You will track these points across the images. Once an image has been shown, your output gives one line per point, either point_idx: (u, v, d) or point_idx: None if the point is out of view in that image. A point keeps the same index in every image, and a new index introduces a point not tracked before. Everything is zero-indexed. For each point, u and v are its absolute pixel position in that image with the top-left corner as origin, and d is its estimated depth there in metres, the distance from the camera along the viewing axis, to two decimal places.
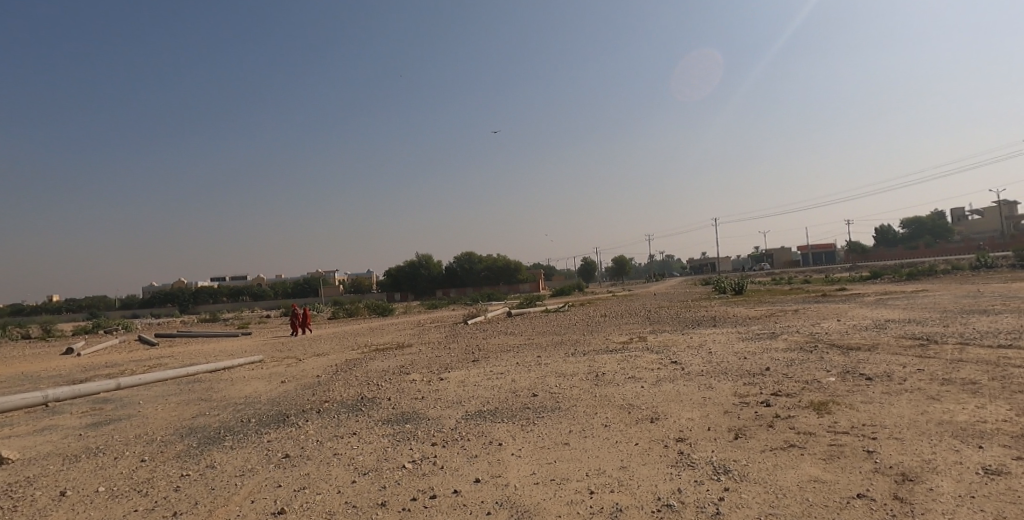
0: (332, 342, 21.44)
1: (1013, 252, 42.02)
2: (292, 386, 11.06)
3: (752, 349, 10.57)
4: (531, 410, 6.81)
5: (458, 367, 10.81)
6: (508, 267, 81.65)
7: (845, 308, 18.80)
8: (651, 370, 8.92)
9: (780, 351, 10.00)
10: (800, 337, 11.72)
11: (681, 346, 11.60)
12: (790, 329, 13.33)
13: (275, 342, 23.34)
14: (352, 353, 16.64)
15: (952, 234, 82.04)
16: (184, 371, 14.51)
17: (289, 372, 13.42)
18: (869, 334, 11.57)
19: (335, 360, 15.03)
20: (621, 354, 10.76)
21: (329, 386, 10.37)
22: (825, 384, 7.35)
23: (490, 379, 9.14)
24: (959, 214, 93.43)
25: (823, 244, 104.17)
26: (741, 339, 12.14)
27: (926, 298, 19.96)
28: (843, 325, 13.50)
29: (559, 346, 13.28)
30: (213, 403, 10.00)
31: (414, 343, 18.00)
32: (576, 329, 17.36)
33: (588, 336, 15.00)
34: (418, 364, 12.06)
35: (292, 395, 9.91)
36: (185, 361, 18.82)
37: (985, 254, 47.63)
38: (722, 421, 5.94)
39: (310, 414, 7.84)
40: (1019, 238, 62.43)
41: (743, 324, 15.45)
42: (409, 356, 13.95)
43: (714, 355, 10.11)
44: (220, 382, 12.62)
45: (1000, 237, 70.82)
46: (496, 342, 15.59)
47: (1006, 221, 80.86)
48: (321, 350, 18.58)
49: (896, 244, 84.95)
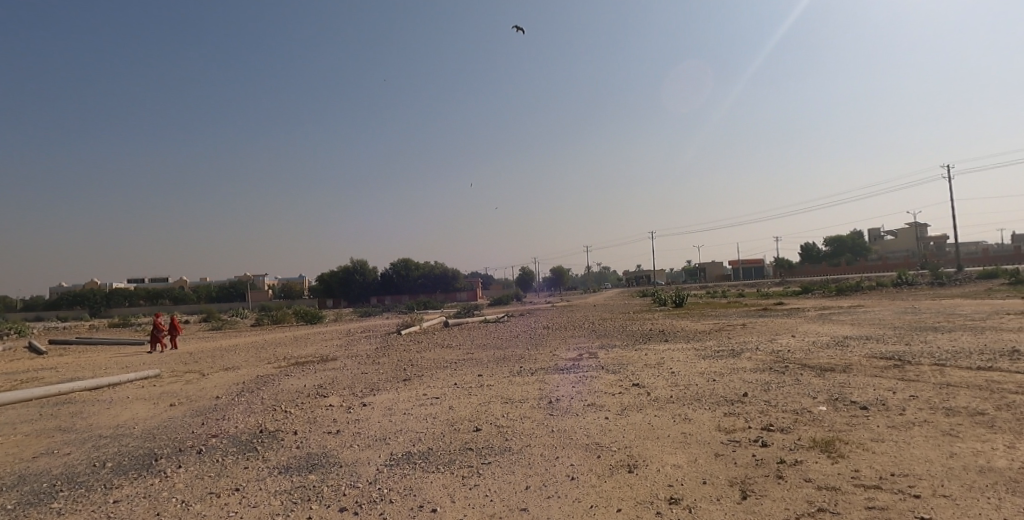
0: (248, 353, 18.93)
1: (930, 274, 44.71)
2: (180, 412, 8.94)
3: (717, 369, 9.59)
4: (476, 454, 5.32)
5: (387, 389, 9.14)
6: (448, 275, 79.58)
7: (792, 323, 18.52)
8: (613, 395, 7.65)
9: (749, 373, 9.04)
10: (763, 355, 10.91)
11: (639, 364, 10.49)
12: (749, 346, 12.54)
13: (182, 354, 20.45)
14: (267, 367, 14.42)
15: (868, 253, 87.89)
16: (54, 388, 11.81)
17: (184, 392, 11.15)
18: (832, 353, 10.91)
19: (244, 377, 12.81)
20: (575, 374, 9.50)
21: (225, 412, 8.38)
22: (818, 416, 6.35)
23: (425, 405, 7.57)
24: (875, 233, 100.50)
25: (755, 260, 108.99)
26: (702, 356, 11.19)
27: (869, 314, 20.11)
28: (800, 342, 12.88)
29: (504, 362, 11.83)
30: (68, 435, 7.76)
31: (341, 356, 15.95)
32: (522, 343, 15.97)
33: (535, 351, 13.68)
34: (340, 383, 10.24)
35: (176, 424, 7.84)
36: (64, 375, 15.81)
37: (903, 272, 50.53)
38: (716, 469, 4.73)
39: (186, 457, 5.95)
40: (929, 260, 67.31)
41: (697, 339, 14.71)
42: (332, 372, 12.03)
43: (679, 376, 9.00)
44: (92, 404, 10.18)
45: (912, 257, 76.29)
46: (433, 357, 13.94)
47: (915, 243, 87.46)
48: (232, 363, 16.17)
49: (821, 261, 89.84)
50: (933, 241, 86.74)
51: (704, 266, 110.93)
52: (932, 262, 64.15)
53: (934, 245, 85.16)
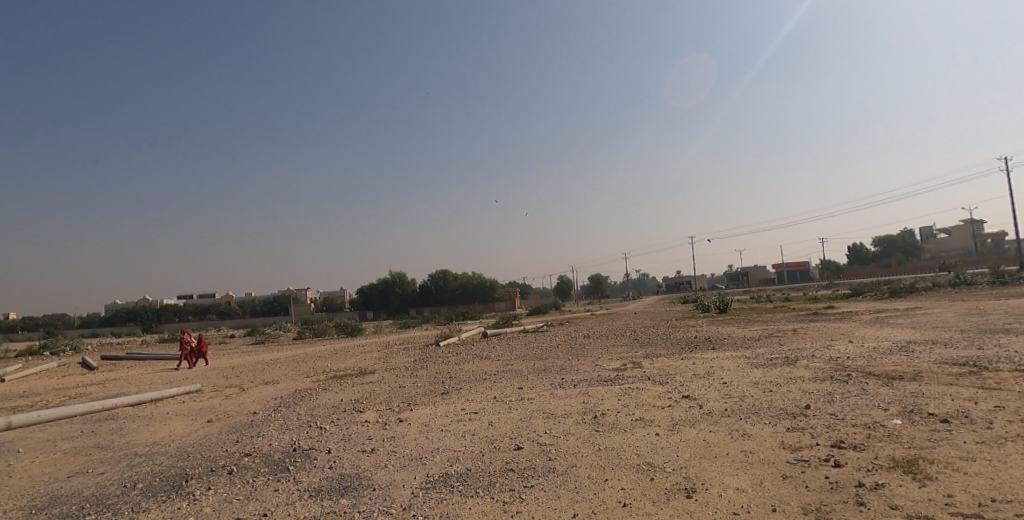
0: (287, 367, 19.10)
1: (994, 272, 41.86)
2: (216, 428, 8.89)
3: (772, 378, 8.93)
4: (517, 476, 4.94)
5: (424, 403, 8.88)
6: (483, 286, 79.62)
7: (847, 327, 17.42)
8: (661, 409, 7.15)
9: (808, 383, 8.36)
10: (820, 363, 10.15)
11: (687, 374, 9.91)
12: (803, 353, 11.74)
13: (225, 368, 20.84)
14: (305, 381, 14.42)
15: (921, 252, 83.40)
16: (100, 404, 12.06)
17: (223, 407, 11.18)
18: (898, 359, 10.06)
19: (282, 391, 12.81)
20: (619, 386, 9.02)
21: (261, 429, 8.28)
22: (894, 430, 5.72)
23: (462, 421, 7.25)
24: (927, 232, 95.36)
25: (798, 263, 104.97)
26: (754, 365, 10.50)
27: (931, 316, 18.75)
28: (860, 348, 11.99)
29: (543, 374, 11.44)
30: (108, 453, 7.78)
31: (378, 369, 15.85)
32: (560, 353, 15.51)
33: (574, 361, 13.21)
34: (376, 398, 10.05)
35: (211, 442, 7.75)
36: (114, 390, 16.26)
37: (963, 271, 47.52)
38: (785, 494, 4.22)
39: (217, 478, 5.79)
40: (989, 258, 63.21)
41: (745, 346, 13.94)
42: (369, 386, 11.89)
43: (732, 387, 8.40)
44: (134, 421, 10.30)
45: (970, 255, 71.94)
46: (470, 369, 13.66)
47: (972, 240, 82.54)
48: (272, 377, 16.31)
49: (869, 262, 85.76)
50: (993, 237, 81.61)
51: (744, 270, 107.59)
52: (993, 260, 60.22)
53: (993, 242, 80.12)
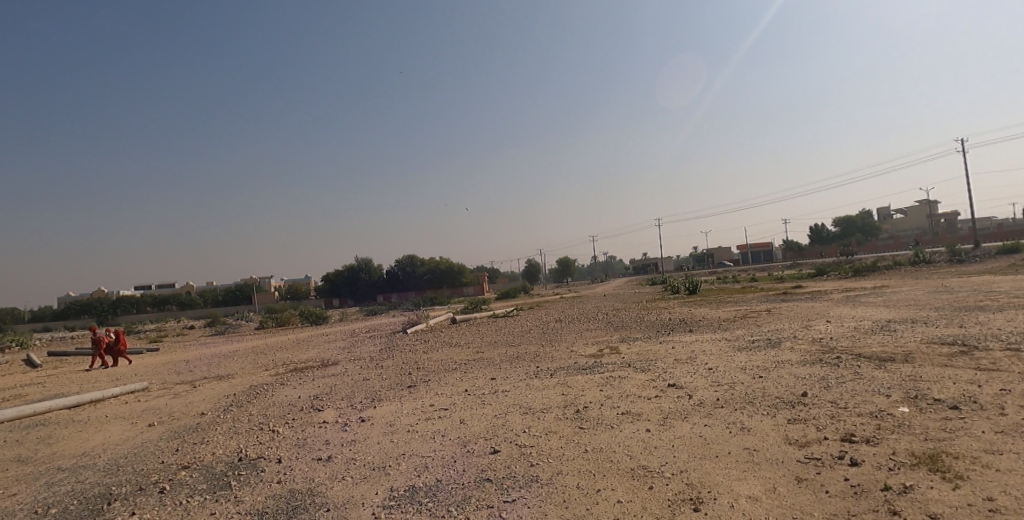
0: (246, 360, 17.94)
1: (948, 250, 43.35)
2: (156, 434, 7.91)
3: (758, 363, 8.49)
4: (497, 488, 4.26)
5: (390, 399, 8.12)
6: (453, 270, 78.64)
7: (821, 307, 17.35)
8: (648, 401, 6.59)
9: (797, 367, 7.94)
10: (804, 345, 9.78)
11: (669, 360, 9.41)
12: (784, 334, 11.42)
13: (178, 362, 19.48)
14: (262, 376, 13.40)
15: (879, 232, 86.28)
16: (27, 407, 10.80)
17: (168, 408, 10.13)
18: (883, 340, 9.77)
19: (236, 388, 11.80)
20: (599, 374, 8.43)
21: (205, 434, 7.36)
22: (903, 419, 5.29)
23: (432, 421, 6.51)
24: (884, 213, 98.72)
25: (762, 245, 107.46)
26: (737, 348, 10.08)
27: (900, 295, 18.93)
28: (840, 328, 11.75)
29: (517, 362, 10.79)
30: (23, 467, 6.73)
31: (343, 360, 14.95)
32: (534, 339, 14.91)
33: (549, 348, 12.62)
34: (338, 393, 9.21)
35: (147, 451, 6.79)
36: (51, 390, 14.84)
37: (920, 249, 49.07)
38: (806, 503, 3.67)
39: (142, 499, 4.90)
40: (943, 237, 65.65)
41: (723, 328, 13.63)
42: (330, 380, 11.01)
43: (719, 374, 7.91)
44: (65, 427, 9.18)
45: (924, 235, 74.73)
46: (440, 358, 12.92)
47: (926, 221, 85.83)
48: (228, 372, 15.17)
49: (830, 242, 88.27)
50: (945, 217, 84.93)
51: (711, 252, 109.47)
52: (947, 239, 62.54)
53: (945, 222, 83.47)
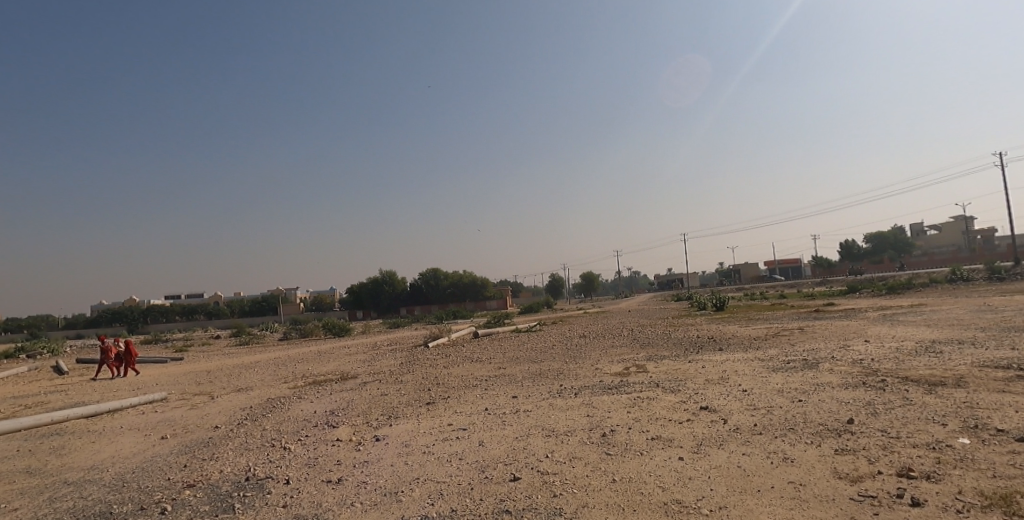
0: (266, 372, 17.90)
1: (989, 268, 41.51)
2: (169, 447, 7.75)
3: (796, 385, 7.97)
4: None
5: (407, 416, 7.84)
6: (474, 284, 78.59)
7: (857, 325, 16.57)
8: (679, 425, 6.17)
9: (839, 390, 7.41)
10: (844, 367, 9.19)
11: (699, 380, 8.93)
12: (821, 355, 10.82)
13: (200, 373, 19.57)
14: (280, 388, 13.27)
15: (912, 249, 83.48)
16: (47, 416, 10.81)
17: (183, 420, 10.02)
18: (931, 362, 9.11)
19: (254, 401, 11.67)
20: (626, 395, 8.01)
21: (217, 449, 7.17)
22: (966, 452, 4.77)
23: (449, 441, 6.19)
24: (917, 229, 95.63)
25: (789, 261, 104.97)
26: (772, 369, 9.55)
27: (942, 314, 17.99)
28: (882, 349, 11.08)
29: (538, 379, 10.42)
30: (34, 480, 6.61)
31: (361, 374, 14.74)
32: (556, 355, 14.50)
33: (572, 365, 12.20)
34: (354, 409, 8.97)
35: (156, 466, 6.61)
36: (75, 398, 14.97)
37: (958, 267, 47.16)
38: None
39: None
40: (981, 254, 63.13)
41: (754, 347, 13.05)
42: (348, 395, 10.79)
43: (755, 396, 7.43)
44: (82, 437, 9.12)
45: (961, 251, 71.96)
46: (460, 373, 12.62)
47: (963, 237, 82.73)
48: (247, 383, 15.12)
49: (861, 259, 85.72)
50: (982, 233, 81.80)
51: (736, 268, 107.39)
52: (986, 256, 60.04)
53: (983, 238, 80.37)
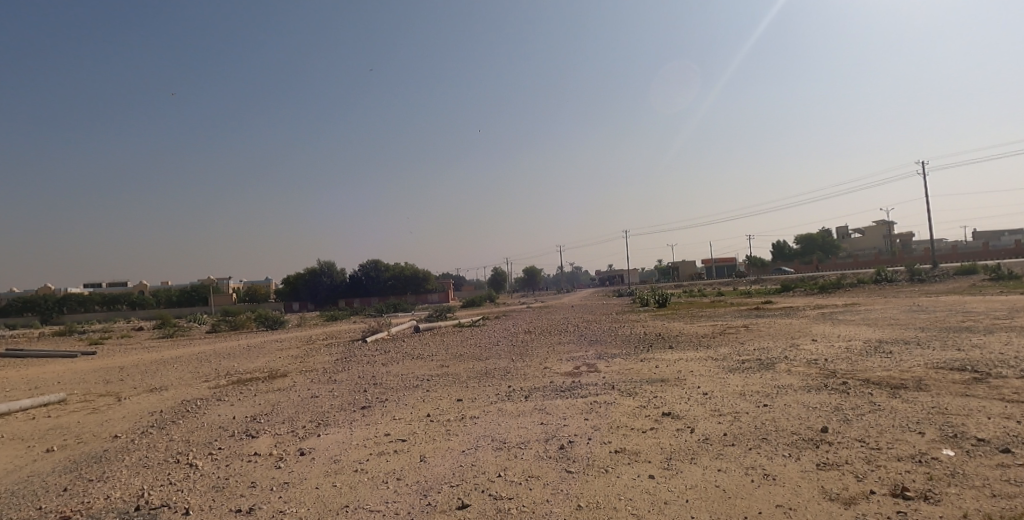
0: (185, 369, 16.18)
1: (907, 270, 44.41)
2: (44, 464, 6.41)
3: (757, 388, 7.63)
4: None
5: (339, 424, 6.88)
6: (417, 277, 76.83)
7: (799, 324, 16.85)
8: (645, 435, 5.58)
9: (802, 394, 7.09)
10: (800, 368, 8.98)
11: (656, 382, 8.46)
12: (774, 354, 10.66)
13: (109, 370, 17.49)
14: (199, 389, 11.83)
15: (839, 251, 88.81)
16: None
17: (76, 427, 8.55)
18: (884, 363, 9.03)
19: (165, 403, 10.26)
20: (582, 398, 7.41)
21: (104, 467, 5.94)
22: (954, 465, 4.41)
23: (386, 457, 5.32)
24: (844, 232, 101.93)
25: (727, 260, 109.57)
26: (727, 370, 9.24)
27: (875, 313, 18.68)
28: (830, 348, 11.05)
29: (486, 380, 9.66)
30: None
31: (293, 372, 13.48)
32: (504, 353, 13.79)
33: (521, 363, 11.54)
34: (279, 414, 7.89)
35: (21, 490, 5.33)
36: None
37: (881, 268, 50.19)
38: None
39: None
40: (900, 257, 67.85)
41: (705, 345, 12.86)
42: (274, 397, 9.64)
43: (717, 401, 6.99)
44: None
45: (883, 254, 77.05)
46: (401, 372, 11.69)
47: (885, 241, 88.80)
48: (161, 382, 13.48)
49: (793, 259, 90.35)
50: (900, 237, 88.02)
51: (678, 265, 110.88)
52: (905, 259, 64.51)
53: (901, 242, 86.49)
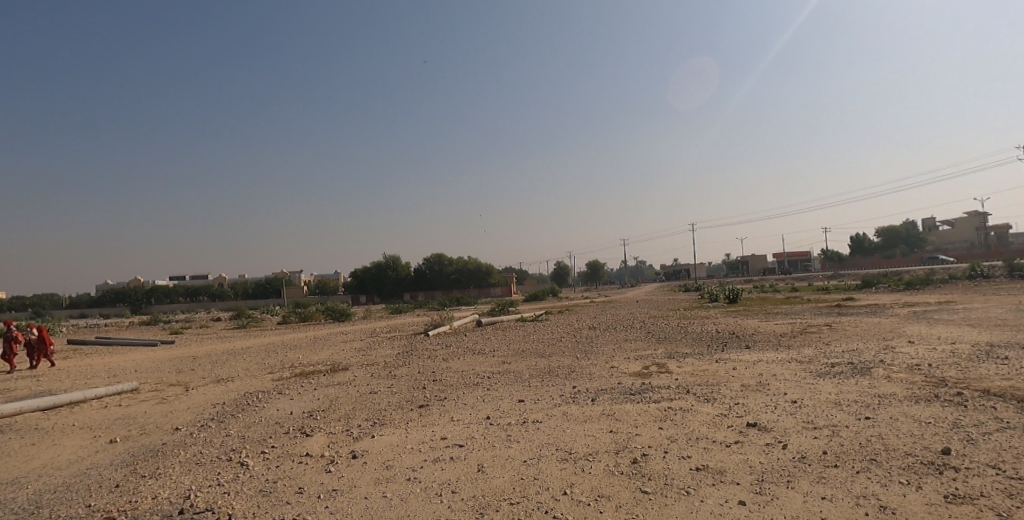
0: (255, 360, 16.74)
1: (1011, 265, 39.94)
2: (112, 455, 6.54)
3: (856, 397, 6.74)
4: None
5: (394, 425, 6.64)
6: (476, 271, 77.44)
7: (891, 323, 15.29)
8: (728, 450, 4.95)
9: (911, 406, 6.16)
10: (902, 375, 7.93)
11: (735, 387, 7.70)
12: (868, 358, 9.57)
13: (186, 359, 18.42)
14: (262, 381, 12.08)
15: (925, 243, 81.68)
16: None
17: (144, 417, 8.84)
18: (1002, 371, 7.84)
19: (232, 395, 10.51)
20: (653, 404, 6.82)
21: (163, 462, 5.96)
22: None
23: (439, 464, 4.98)
24: (930, 224, 93.68)
25: (797, 254, 103.46)
26: (816, 374, 8.33)
27: (982, 312, 16.68)
28: (935, 352, 9.80)
29: (547, 379, 9.21)
30: None
31: (353, 365, 13.59)
32: (565, 350, 13.29)
33: (583, 362, 11.01)
34: (336, 411, 7.79)
35: (84, 484, 5.40)
36: (47, 386, 13.82)
37: (979, 263, 45.37)
38: None
39: None
40: (999, 251, 61.39)
41: (785, 346, 11.82)
42: (334, 391, 9.62)
43: (809, 411, 6.21)
44: (26, 436, 7.95)
45: (978, 247, 70.10)
46: (460, 368, 11.46)
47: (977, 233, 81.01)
48: (231, 373, 13.95)
49: (872, 253, 84.01)
50: (998, 229, 79.83)
51: (743, 259, 105.90)
52: (1005, 252, 58.27)
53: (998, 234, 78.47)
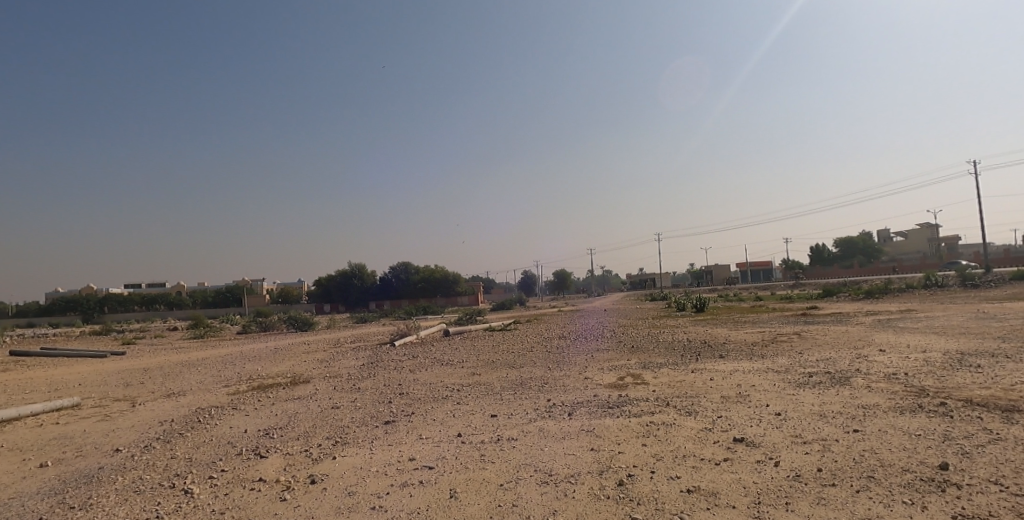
0: (210, 372, 15.72)
1: (961, 275, 41.73)
2: (35, 483, 5.79)
3: (840, 408, 6.56)
4: None
5: (358, 444, 6.10)
6: (445, 279, 76.59)
7: (858, 332, 15.48)
8: (719, 469, 4.63)
9: (897, 417, 6.01)
10: (881, 384, 7.82)
11: (716, 399, 7.44)
12: (843, 367, 9.50)
13: (135, 372, 17.21)
14: (216, 395, 11.26)
15: (881, 254, 85.00)
16: None
17: (81, 437, 8.00)
18: (977, 380, 7.83)
19: (181, 411, 9.70)
20: (634, 418, 6.47)
21: (93, 490, 5.27)
22: None
23: (408, 490, 4.49)
24: (885, 235, 97.65)
25: (761, 264, 106.22)
26: (795, 385, 8.16)
27: (942, 321, 17.11)
28: (907, 361, 9.82)
29: (521, 392, 8.78)
30: None
31: (316, 377, 12.87)
32: (537, 360, 12.91)
33: (557, 373, 10.63)
34: (295, 429, 7.17)
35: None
36: None
37: (932, 273, 47.31)
38: None
39: None
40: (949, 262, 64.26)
41: (758, 355, 11.73)
42: (293, 406, 8.96)
43: (795, 424, 5.98)
44: None
45: (929, 258, 73.32)
46: (429, 380, 10.93)
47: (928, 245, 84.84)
48: (183, 387, 13.01)
49: (832, 263, 86.95)
50: (947, 241, 83.79)
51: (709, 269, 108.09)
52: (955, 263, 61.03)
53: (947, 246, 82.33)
